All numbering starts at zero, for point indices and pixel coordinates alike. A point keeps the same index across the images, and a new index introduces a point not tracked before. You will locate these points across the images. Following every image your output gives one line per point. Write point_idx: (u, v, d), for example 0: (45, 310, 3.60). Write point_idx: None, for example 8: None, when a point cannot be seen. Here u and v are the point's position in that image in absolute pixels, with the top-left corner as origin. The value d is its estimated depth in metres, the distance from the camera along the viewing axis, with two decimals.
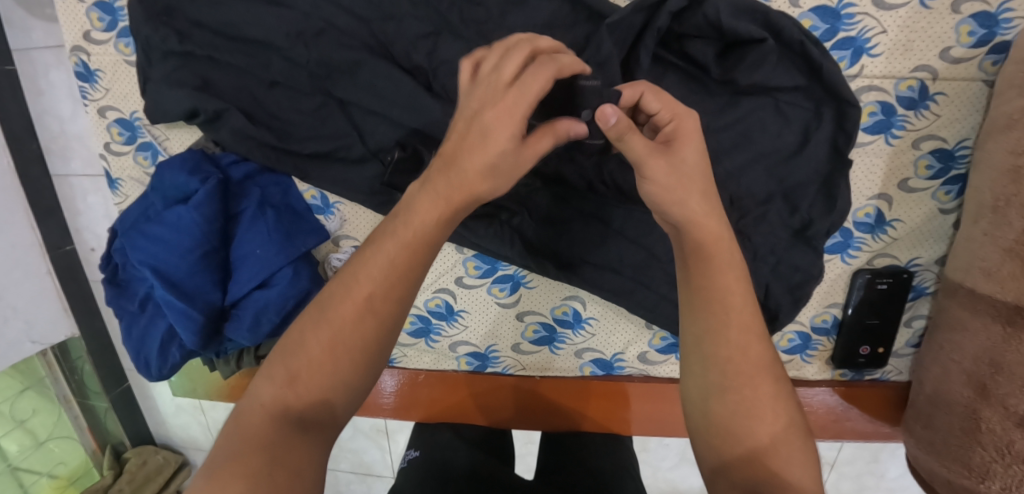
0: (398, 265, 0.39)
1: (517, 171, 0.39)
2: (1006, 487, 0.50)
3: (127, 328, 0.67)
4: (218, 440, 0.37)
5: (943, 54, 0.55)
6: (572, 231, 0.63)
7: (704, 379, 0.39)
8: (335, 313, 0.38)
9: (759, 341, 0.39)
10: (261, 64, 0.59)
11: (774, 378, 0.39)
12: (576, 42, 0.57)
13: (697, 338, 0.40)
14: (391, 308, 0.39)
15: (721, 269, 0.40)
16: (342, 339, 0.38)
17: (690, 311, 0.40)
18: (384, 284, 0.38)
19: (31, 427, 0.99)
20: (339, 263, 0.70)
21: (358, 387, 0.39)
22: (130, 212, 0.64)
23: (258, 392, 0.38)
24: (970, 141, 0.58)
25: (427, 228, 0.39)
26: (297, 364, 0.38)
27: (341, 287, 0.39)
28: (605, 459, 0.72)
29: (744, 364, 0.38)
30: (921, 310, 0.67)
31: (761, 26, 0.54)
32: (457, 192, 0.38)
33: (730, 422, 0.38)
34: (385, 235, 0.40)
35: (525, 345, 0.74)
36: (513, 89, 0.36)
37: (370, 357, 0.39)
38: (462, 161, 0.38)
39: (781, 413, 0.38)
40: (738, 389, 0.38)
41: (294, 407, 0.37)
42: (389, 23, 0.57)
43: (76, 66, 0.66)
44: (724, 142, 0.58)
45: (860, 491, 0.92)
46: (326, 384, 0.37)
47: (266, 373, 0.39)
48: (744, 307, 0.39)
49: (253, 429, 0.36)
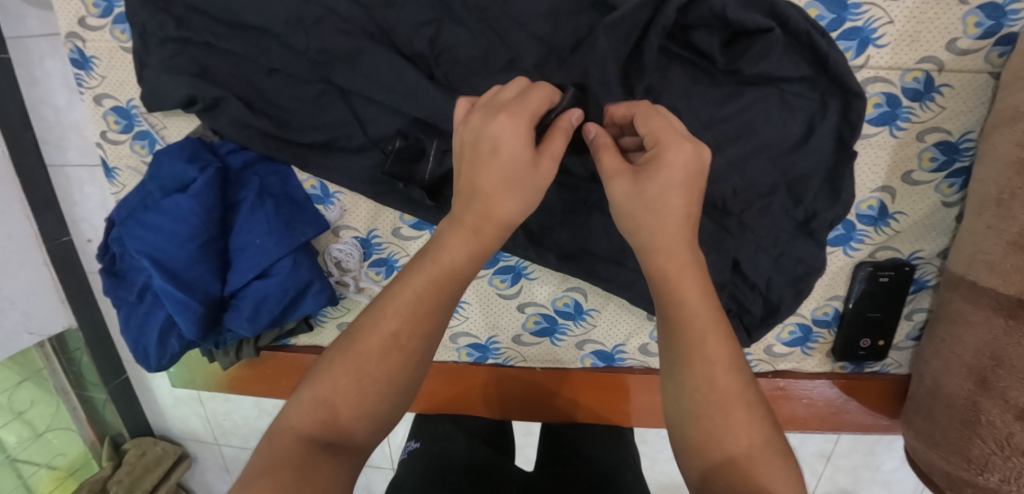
0: (424, 300, 0.42)
1: (533, 179, 0.41)
2: (1005, 479, 0.51)
3: (125, 318, 0.66)
4: (250, 458, 0.38)
5: (949, 46, 0.55)
6: (576, 222, 0.63)
7: (678, 404, 0.41)
8: (363, 345, 0.41)
9: (728, 371, 0.40)
10: (260, 51, 0.58)
11: (747, 403, 0.40)
12: (580, 30, 0.56)
13: (669, 366, 0.42)
14: (416, 344, 0.42)
15: (678, 303, 0.41)
16: (369, 371, 0.40)
17: (666, 340, 0.42)
18: (412, 320, 0.41)
19: (29, 418, 0.98)
20: (339, 254, 0.70)
21: (384, 416, 0.41)
22: (128, 201, 0.63)
23: (287, 418, 0.40)
24: (975, 134, 0.58)
25: (455, 266, 0.42)
26: (325, 391, 0.40)
27: (370, 321, 0.42)
28: (606, 450, 0.72)
29: (714, 393, 0.40)
30: (922, 303, 0.67)
31: (767, 15, 0.53)
32: (483, 221, 0.42)
33: (705, 445, 0.39)
34: (414, 271, 0.43)
35: (525, 336, 0.74)
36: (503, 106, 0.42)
37: (395, 390, 0.41)
38: (480, 180, 0.41)
39: (757, 434, 0.39)
40: (711, 416, 0.39)
41: (321, 431, 0.39)
42: (390, 10, 0.56)
43: (71, 53, 0.64)
44: (727, 133, 0.57)
45: (856, 484, 0.92)
46: (354, 410, 0.40)
47: (296, 399, 0.41)
48: (714, 336, 0.41)
49: (283, 450, 0.37)
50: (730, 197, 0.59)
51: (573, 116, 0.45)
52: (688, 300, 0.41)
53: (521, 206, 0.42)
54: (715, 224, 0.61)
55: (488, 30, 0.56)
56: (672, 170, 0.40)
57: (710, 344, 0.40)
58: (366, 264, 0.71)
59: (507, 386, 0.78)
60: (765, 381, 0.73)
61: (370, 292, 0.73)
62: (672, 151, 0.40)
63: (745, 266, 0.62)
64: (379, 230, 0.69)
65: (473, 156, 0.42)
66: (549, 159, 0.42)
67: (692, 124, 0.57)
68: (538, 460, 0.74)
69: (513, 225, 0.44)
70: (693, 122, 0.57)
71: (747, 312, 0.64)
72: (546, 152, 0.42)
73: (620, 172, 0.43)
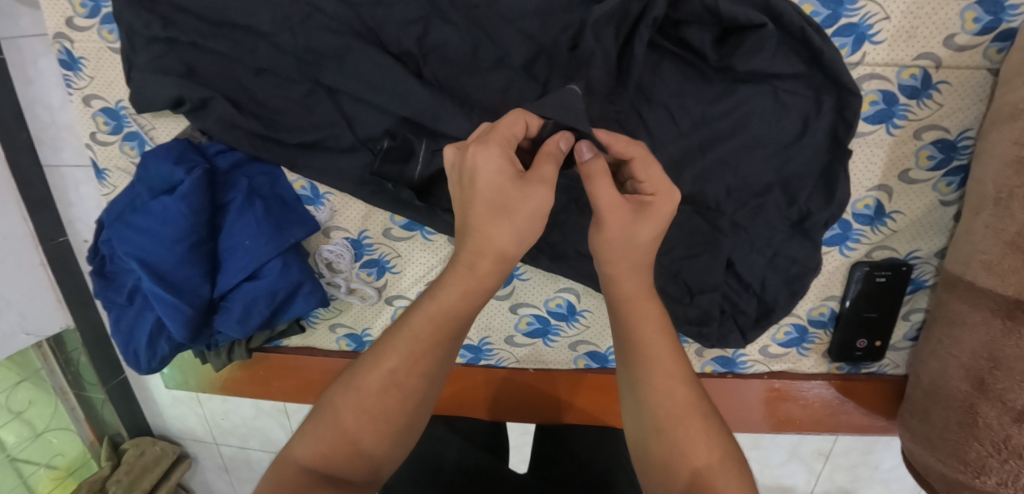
0: (421, 340, 0.42)
1: (524, 205, 0.39)
2: (1002, 482, 0.50)
3: (115, 320, 0.66)
4: (260, 486, 0.42)
5: (947, 41, 0.54)
6: (567, 222, 0.62)
7: (640, 422, 0.44)
8: (364, 382, 0.43)
9: (683, 384, 0.44)
10: (247, 51, 0.57)
11: (704, 415, 0.43)
12: (570, 28, 0.55)
13: (628, 382, 0.45)
14: (413, 382, 0.43)
15: (637, 321, 0.45)
16: (367, 409, 0.42)
17: (625, 360, 0.46)
18: (409, 359, 0.42)
19: (28, 418, 0.98)
20: (330, 255, 0.69)
21: (384, 451, 0.44)
22: (116, 203, 0.63)
23: (293, 449, 0.43)
24: (973, 132, 0.57)
25: (454, 306, 0.42)
26: (326, 426, 0.43)
27: (372, 359, 0.44)
28: (599, 452, 0.70)
29: (674, 407, 0.43)
30: (919, 303, 0.66)
31: (760, 11, 0.52)
32: (477, 254, 0.41)
33: (667, 460, 0.43)
34: (413, 310, 0.43)
35: (518, 337, 0.73)
36: (498, 131, 0.40)
37: (394, 426, 0.43)
38: (472, 213, 0.40)
39: (714, 446, 0.42)
40: (672, 430, 0.43)
41: (323, 464, 0.42)
42: (378, 8, 0.55)
43: (59, 53, 0.64)
44: (719, 132, 0.57)
45: (855, 483, 0.92)
46: (355, 446, 0.42)
47: (302, 432, 0.44)
48: (664, 354, 0.44)
49: (286, 482, 0.41)
50: (723, 197, 0.59)
51: (562, 140, 0.42)
52: (646, 322, 0.45)
53: (516, 233, 0.39)
54: (708, 223, 0.60)
55: (477, 28, 0.56)
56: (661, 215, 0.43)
57: (665, 358, 0.44)
58: (357, 265, 0.70)
59: (501, 389, 0.78)
60: (760, 382, 0.73)
61: (361, 293, 0.72)
62: (661, 201, 0.43)
63: (739, 266, 0.61)
64: (369, 231, 0.68)
65: (468, 191, 0.40)
66: (535, 183, 0.39)
67: (684, 122, 0.57)
68: (532, 460, 0.74)
69: (512, 259, 0.42)
70: (684, 120, 0.57)
71: (742, 313, 0.64)
72: (535, 178, 0.40)
73: (617, 206, 0.42)
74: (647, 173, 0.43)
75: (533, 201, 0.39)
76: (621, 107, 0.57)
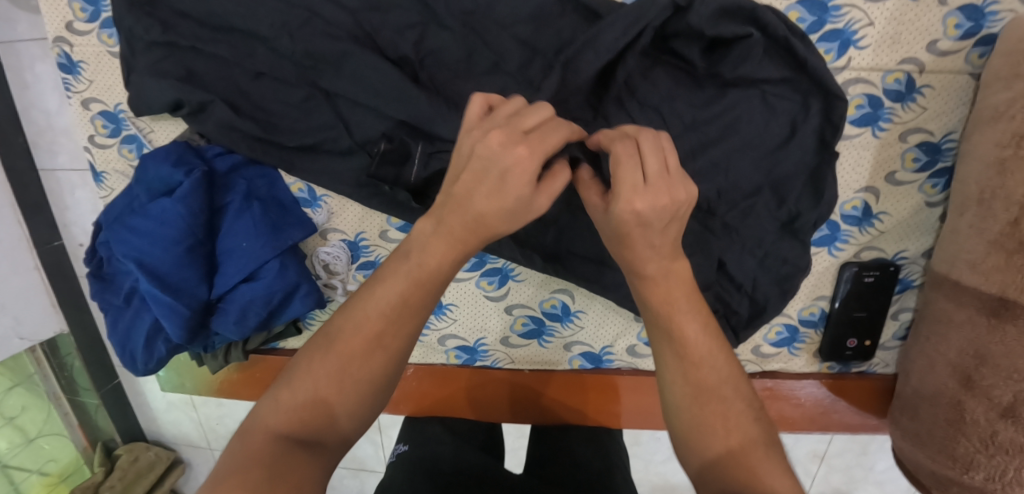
0: (407, 302, 0.42)
1: (523, 210, 0.39)
2: (990, 477, 0.51)
3: (113, 322, 0.66)
4: (222, 455, 0.38)
5: (930, 47, 0.55)
6: (561, 224, 0.63)
7: (665, 401, 0.44)
8: (344, 344, 0.41)
9: (704, 366, 0.42)
10: (246, 55, 0.58)
11: (724, 398, 0.42)
12: (563, 36, 0.57)
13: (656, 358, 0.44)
14: (397, 344, 0.42)
15: (666, 303, 0.42)
16: (350, 371, 0.41)
17: (653, 336, 0.44)
18: (394, 320, 0.42)
19: (21, 424, 0.97)
20: (327, 256, 0.70)
21: (362, 414, 0.42)
22: (115, 205, 0.63)
23: (262, 415, 0.40)
24: (956, 135, 0.59)
25: (433, 266, 0.42)
26: (304, 389, 0.40)
27: (351, 320, 0.42)
28: (595, 458, 0.71)
29: (691, 388, 0.42)
30: (907, 302, 0.68)
31: (746, 21, 0.53)
32: (472, 232, 0.40)
33: (689, 437, 0.42)
34: (398, 270, 0.43)
35: (513, 338, 0.74)
36: (534, 133, 0.37)
37: (375, 389, 0.42)
38: (477, 191, 0.38)
39: (735, 428, 0.41)
40: (692, 408, 0.42)
41: (298, 428, 0.39)
42: (375, 13, 0.56)
43: (58, 57, 0.64)
44: (710, 134, 0.58)
45: (850, 484, 0.92)
46: (335, 408, 0.40)
47: (272, 397, 0.41)
48: (693, 334, 0.43)
49: (255, 449, 0.38)
50: (714, 198, 0.60)
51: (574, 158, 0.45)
52: (667, 306, 0.43)
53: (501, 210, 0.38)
54: (700, 224, 0.61)
55: (474, 35, 0.57)
56: (622, 221, 0.38)
57: (689, 340, 0.42)
58: (354, 266, 0.71)
59: (497, 387, 0.78)
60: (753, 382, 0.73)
61: None
62: (620, 204, 0.37)
63: (731, 266, 0.62)
64: (366, 232, 0.69)
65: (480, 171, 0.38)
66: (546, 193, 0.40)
67: (676, 125, 0.58)
68: (529, 458, 0.75)
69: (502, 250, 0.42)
70: (676, 123, 0.58)
71: (734, 313, 0.65)
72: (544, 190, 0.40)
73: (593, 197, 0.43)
74: (619, 173, 0.37)
75: (530, 207, 0.39)
76: (612, 111, 0.59)
